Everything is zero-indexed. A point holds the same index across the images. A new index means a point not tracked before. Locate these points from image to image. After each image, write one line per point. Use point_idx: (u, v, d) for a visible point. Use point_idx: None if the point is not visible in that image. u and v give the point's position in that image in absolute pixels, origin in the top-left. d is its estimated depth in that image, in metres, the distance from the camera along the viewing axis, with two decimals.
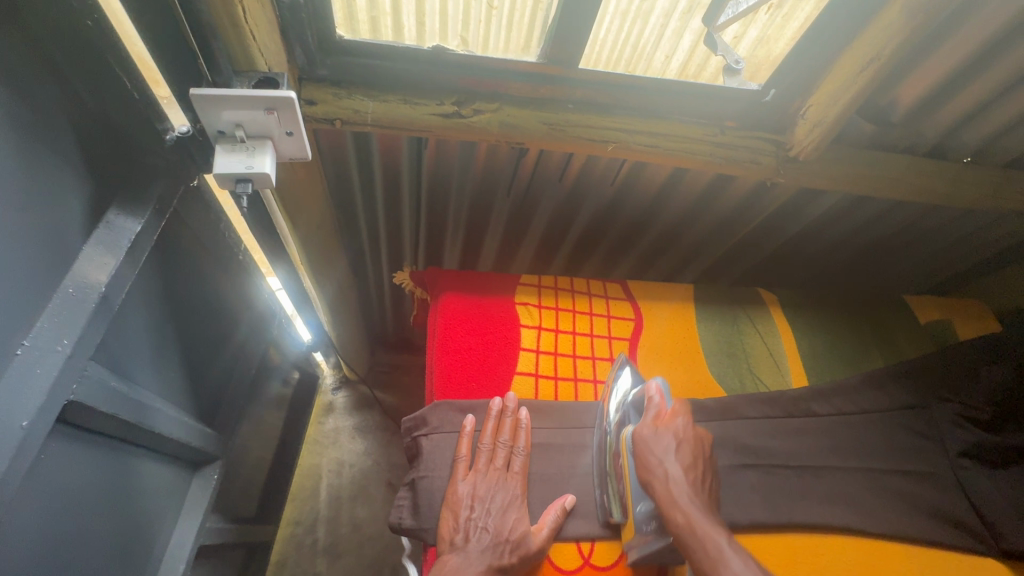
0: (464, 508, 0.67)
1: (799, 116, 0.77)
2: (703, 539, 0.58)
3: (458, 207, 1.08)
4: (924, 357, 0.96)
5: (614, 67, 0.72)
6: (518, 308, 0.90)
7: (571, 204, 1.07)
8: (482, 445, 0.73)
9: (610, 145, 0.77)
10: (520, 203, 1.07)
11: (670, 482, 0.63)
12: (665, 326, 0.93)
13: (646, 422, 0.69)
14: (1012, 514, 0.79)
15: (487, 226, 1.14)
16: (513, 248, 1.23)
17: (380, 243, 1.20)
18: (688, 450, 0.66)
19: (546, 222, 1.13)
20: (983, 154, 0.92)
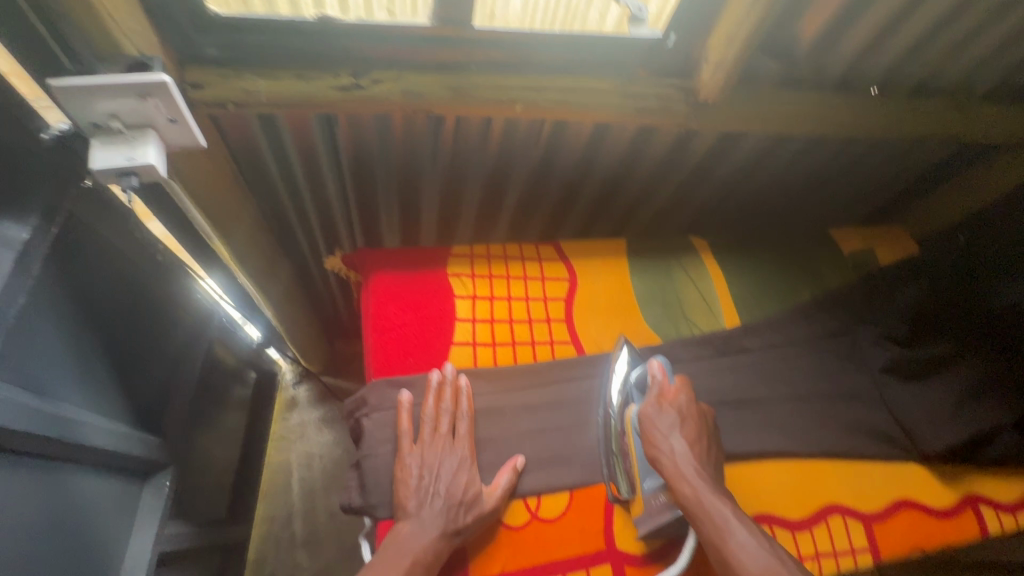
0: (414, 479, 0.68)
1: (702, 59, 0.78)
2: (710, 510, 0.63)
3: (386, 186, 1.06)
4: (848, 285, 1.01)
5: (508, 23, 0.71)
6: (451, 279, 0.89)
7: (500, 171, 1.06)
8: (425, 414, 0.72)
9: (519, 104, 0.75)
10: (448, 175, 1.05)
11: (677, 457, 0.68)
12: (600, 283, 0.94)
13: (652, 399, 0.74)
14: (927, 421, 0.86)
15: (420, 201, 1.12)
16: (452, 223, 1.21)
17: (313, 231, 1.17)
18: (692, 425, 0.71)
19: (480, 193, 1.12)
20: (888, 83, 0.95)
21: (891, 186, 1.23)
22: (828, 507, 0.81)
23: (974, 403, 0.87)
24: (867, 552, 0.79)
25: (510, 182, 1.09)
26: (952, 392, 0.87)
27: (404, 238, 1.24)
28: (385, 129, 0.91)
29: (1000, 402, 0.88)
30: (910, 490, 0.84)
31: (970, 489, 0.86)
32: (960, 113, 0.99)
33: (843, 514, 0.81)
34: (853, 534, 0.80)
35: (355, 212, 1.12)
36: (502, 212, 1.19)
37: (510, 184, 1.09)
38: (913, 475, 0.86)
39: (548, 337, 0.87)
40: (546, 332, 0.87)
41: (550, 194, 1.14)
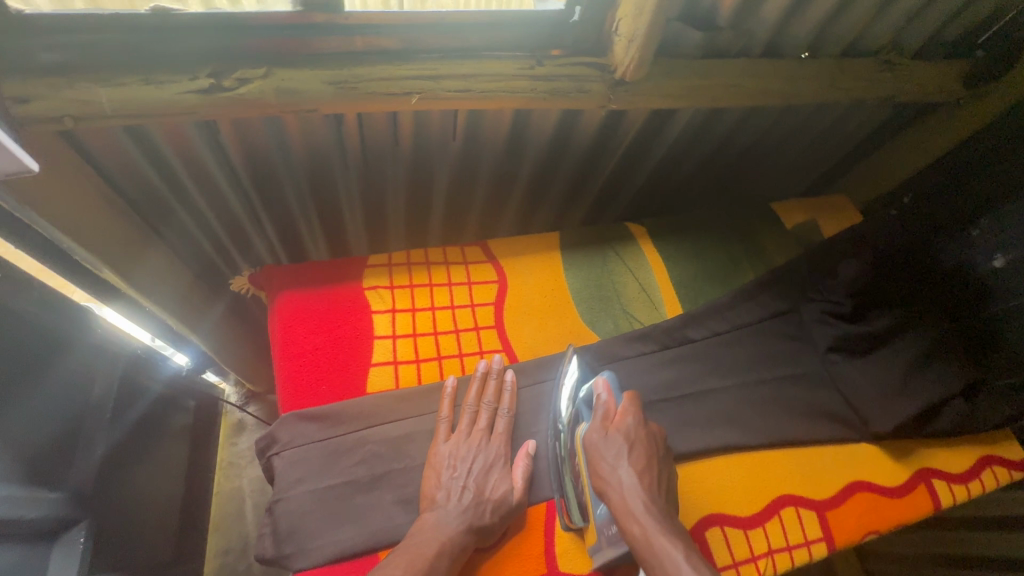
0: (445, 469, 0.67)
1: (613, 34, 0.71)
2: (656, 550, 0.57)
3: (298, 198, 0.96)
4: (790, 261, 0.97)
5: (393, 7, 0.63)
6: (367, 293, 0.82)
7: (422, 170, 0.98)
8: (467, 405, 0.73)
9: (414, 96, 0.68)
10: (365, 179, 0.96)
11: (624, 490, 0.62)
12: (533, 282, 0.88)
13: (598, 425, 0.69)
14: (875, 398, 0.83)
15: (340, 211, 1.03)
16: (381, 230, 1.12)
17: (227, 253, 1.06)
18: (641, 451, 0.66)
19: (403, 195, 1.03)
20: (817, 47, 0.90)
21: (834, 152, 1.19)
22: (780, 499, 0.78)
23: (921, 374, 0.85)
24: (821, 541, 0.76)
25: (434, 181, 1.01)
26: (899, 366, 0.84)
27: (332, 250, 1.15)
28: (280, 134, 0.81)
29: (946, 371, 0.86)
30: (863, 471, 0.82)
31: (922, 463, 0.84)
32: (894, 73, 0.95)
33: (796, 505, 0.78)
34: (807, 524, 0.77)
35: (270, 229, 1.02)
36: (433, 213, 1.11)
37: (436, 183, 1.02)
38: (865, 455, 0.84)
39: (477, 347, 0.81)
40: (474, 342, 0.81)
41: (481, 190, 1.06)
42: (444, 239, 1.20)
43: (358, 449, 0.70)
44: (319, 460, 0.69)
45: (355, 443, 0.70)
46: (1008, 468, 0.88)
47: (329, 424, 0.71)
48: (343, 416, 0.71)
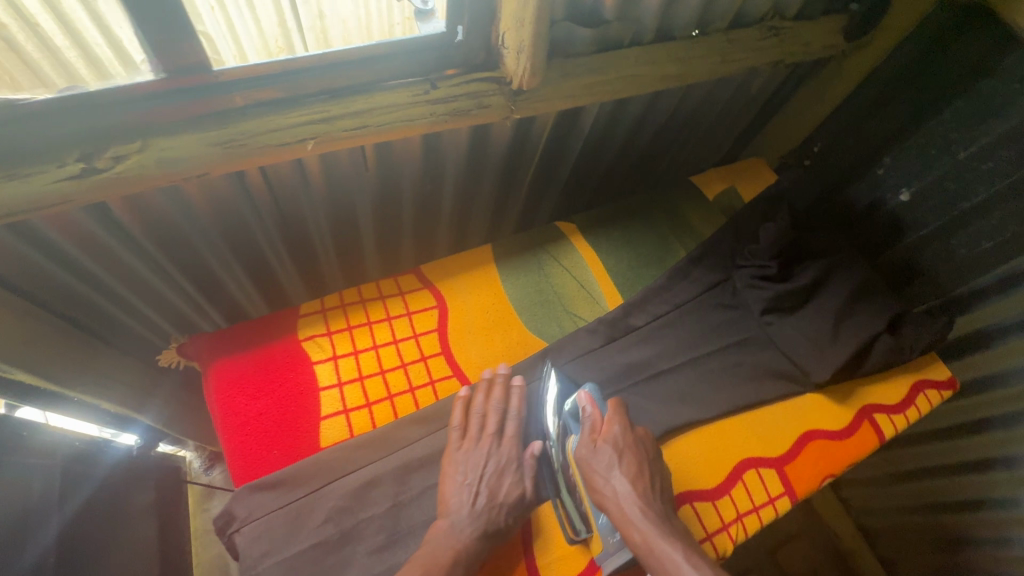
0: (457, 476, 0.69)
1: (502, 47, 0.71)
2: (659, 554, 0.62)
3: (219, 259, 0.92)
4: (716, 234, 1.01)
5: (258, 45, 0.61)
6: (306, 345, 0.79)
7: (342, 207, 0.94)
8: (476, 411, 0.74)
9: (309, 142, 0.66)
10: (285, 227, 0.92)
11: (620, 501, 0.67)
12: (472, 300, 0.87)
13: (587, 438, 0.73)
14: (812, 351, 0.88)
15: (266, 262, 0.99)
16: (314, 271, 1.09)
17: (154, 327, 1.00)
18: (630, 457, 0.70)
19: (330, 235, 1.00)
20: (705, 23, 0.92)
21: (742, 117, 1.23)
22: (741, 464, 0.81)
23: (849, 319, 0.89)
24: (785, 496, 0.80)
25: (359, 216, 0.98)
26: (827, 315, 0.89)
27: (269, 301, 1.10)
28: (182, 201, 0.77)
29: (872, 311, 0.91)
30: (811, 422, 0.86)
31: (863, 401, 0.89)
32: (778, 39, 0.99)
33: (756, 467, 0.81)
34: (769, 482, 0.81)
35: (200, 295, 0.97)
36: (366, 246, 1.08)
37: (360, 217, 0.99)
38: (812, 404, 0.88)
39: (426, 378, 0.79)
40: (423, 373, 0.80)
41: (408, 215, 1.04)
42: (382, 266, 1.16)
43: (319, 508, 0.68)
44: (282, 528, 0.67)
45: (316, 502, 0.68)
46: (940, 389, 0.93)
47: (287, 489, 0.69)
48: (300, 478, 0.69)
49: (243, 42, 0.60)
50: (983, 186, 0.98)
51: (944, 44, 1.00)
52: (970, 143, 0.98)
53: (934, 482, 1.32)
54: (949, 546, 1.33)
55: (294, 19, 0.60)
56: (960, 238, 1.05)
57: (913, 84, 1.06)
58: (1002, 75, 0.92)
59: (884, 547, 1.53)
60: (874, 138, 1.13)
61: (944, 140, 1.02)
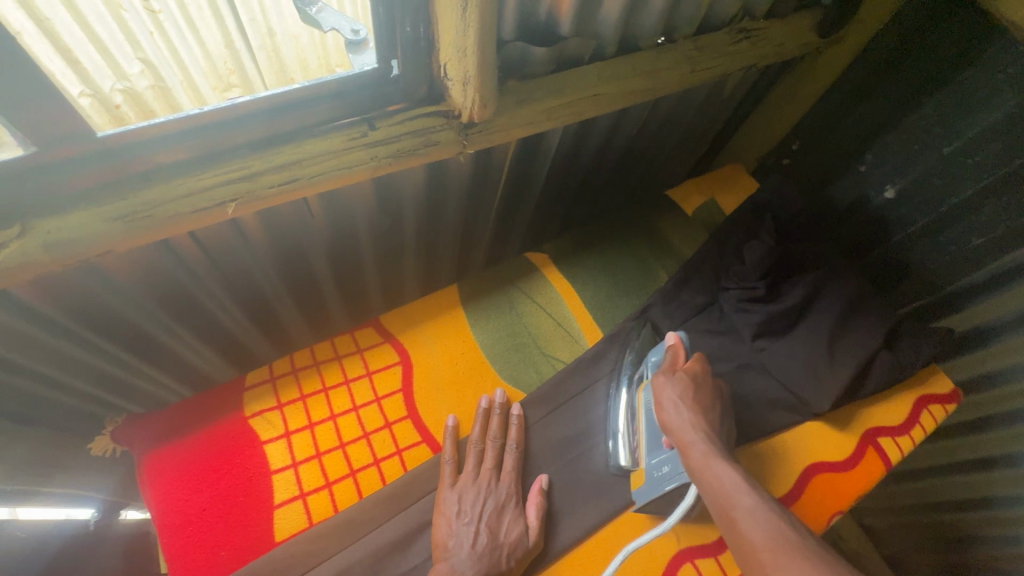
0: (455, 514, 0.66)
1: (445, 79, 0.63)
2: (717, 473, 0.59)
3: (165, 328, 0.83)
4: (697, 254, 0.94)
5: (205, 69, 0.61)
6: (253, 422, 0.71)
7: (292, 256, 0.86)
8: (471, 446, 0.71)
9: (229, 205, 0.57)
10: (234, 287, 0.84)
11: (682, 421, 0.64)
12: (439, 352, 0.80)
13: (666, 367, 0.71)
14: (808, 377, 0.82)
15: (217, 324, 0.90)
16: (272, 325, 1.00)
17: (103, 407, 0.91)
18: (704, 393, 0.67)
19: (286, 287, 0.92)
20: (670, 30, 0.85)
21: (716, 122, 1.18)
22: None
23: (844, 337, 0.84)
24: None
25: (314, 264, 0.91)
26: (822, 336, 0.83)
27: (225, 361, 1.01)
28: (102, 273, 0.68)
29: (867, 326, 0.85)
30: (813, 454, 0.81)
31: (866, 425, 0.84)
32: (749, 41, 0.92)
33: None
34: None
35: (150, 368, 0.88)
36: (327, 292, 1.00)
37: (317, 265, 0.91)
38: (813, 434, 0.82)
39: (392, 448, 0.72)
40: (389, 442, 0.72)
41: (370, 256, 0.97)
42: (346, 308, 1.08)
43: None
44: None
45: None
46: (944, 404, 0.88)
47: None
48: None
49: (190, 67, 0.60)
50: (971, 181, 0.93)
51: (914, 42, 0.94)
52: (955, 137, 0.93)
53: (934, 483, 1.28)
54: (955, 545, 1.29)
55: (242, 38, 0.61)
56: (949, 235, 1.00)
57: (890, 77, 0.99)
58: (984, 64, 0.87)
59: (888, 545, 1.49)
60: (855, 134, 1.08)
61: (928, 133, 0.97)
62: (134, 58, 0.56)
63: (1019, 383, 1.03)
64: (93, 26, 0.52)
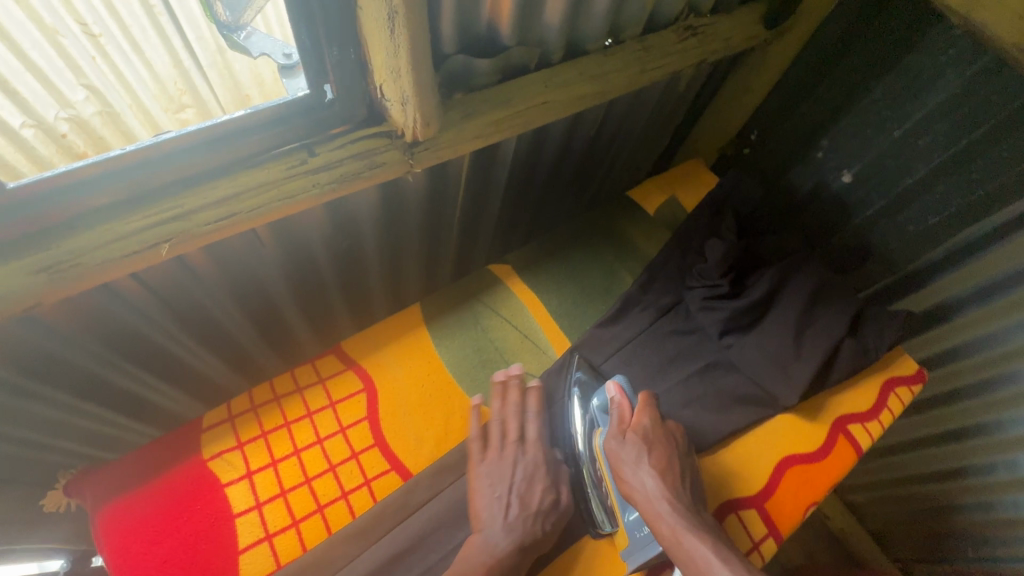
0: (489, 483, 0.67)
1: (383, 99, 0.61)
2: (689, 550, 0.61)
3: (120, 372, 0.79)
4: (661, 254, 0.94)
5: (155, 91, 0.60)
6: (212, 465, 0.68)
7: (249, 286, 0.83)
8: (493, 421, 0.73)
9: (164, 246, 0.55)
10: (192, 324, 0.81)
11: (648, 492, 0.66)
12: (404, 376, 0.78)
13: (616, 430, 0.72)
14: (777, 370, 0.82)
15: (178, 363, 0.86)
16: (238, 358, 0.96)
17: (64, 459, 0.87)
18: (659, 451, 0.69)
19: (247, 317, 0.89)
20: (617, 31, 0.85)
21: (673, 117, 1.18)
22: (719, 510, 0.76)
23: (810, 327, 0.84)
24: (770, 538, 0.75)
25: (274, 292, 0.88)
26: (787, 328, 0.83)
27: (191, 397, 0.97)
28: (42, 324, 0.64)
29: (831, 313, 0.85)
30: (785, 446, 0.81)
31: (837, 413, 0.85)
32: (696, 39, 0.92)
33: (735, 511, 0.77)
34: (751, 525, 0.76)
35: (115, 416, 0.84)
36: (291, 318, 0.97)
37: (277, 292, 0.88)
38: (786, 427, 0.83)
39: (360, 479, 0.70)
40: (356, 473, 0.70)
41: (331, 277, 0.94)
42: (313, 332, 1.05)
43: None
44: None
45: None
46: (912, 385, 0.89)
47: None
48: None
49: (137, 89, 0.59)
50: (923, 161, 0.94)
51: (857, 33, 0.94)
52: (905, 119, 0.94)
53: (908, 455, 1.31)
54: (934, 515, 1.31)
55: (190, 57, 0.60)
56: (907, 215, 1.01)
57: (839, 65, 0.99)
58: (928, 47, 0.86)
59: (872, 520, 1.51)
60: (809, 121, 1.09)
61: (878, 117, 0.97)
62: (76, 85, 0.54)
63: (982, 355, 1.05)
64: (30, 54, 0.50)
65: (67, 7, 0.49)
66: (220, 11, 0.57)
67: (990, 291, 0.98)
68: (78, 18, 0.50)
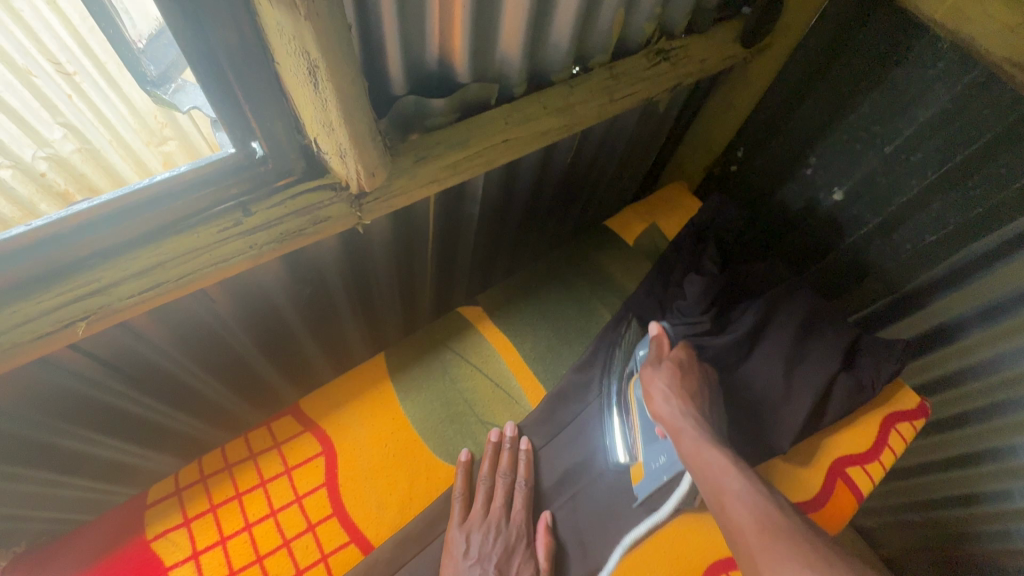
0: (462, 555, 0.68)
1: (320, 152, 0.58)
2: (707, 460, 0.61)
3: (76, 444, 0.74)
4: (639, 288, 0.89)
5: (135, 125, 0.60)
6: (158, 545, 0.68)
7: (212, 345, 0.78)
8: (479, 483, 0.74)
9: (81, 324, 0.51)
10: (151, 389, 0.76)
11: (672, 409, 0.68)
12: (367, 436, 0.77)
13: (652, 358, 0.76)
14: (766, 414, 0.76)
15: (140, 432, 0.80)
16: (211, 421, 0.90)
17: None
18: (691, 378, 0.71)
19: (214, 376, 0.84)
20: (584, 59, 0.80)
21: (655, 139, 1.13)
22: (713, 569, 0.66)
23: (800, 364, 0.78)
24: None
25: (240, 347, 0.83)
26: (776, 367, 0.78)
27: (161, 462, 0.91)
28: None
29: (822, 349, 0.79)
30: None
31: (833, 456, 0.79)
32: (669, 62, 0.87)
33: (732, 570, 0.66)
34: None
35: (74, 487, 0.79)
36: (263, 372, 0.92)
37: (242, 347, 0.83)
38: (778, 474, 0.77)
39: (316, 554, 0.69)
40: (312, 548, 0.69)
41: (300, 326, 0.89)
42: (289, 381, 1.00)
43: None
44: None
45: None
46: (913, 421, 0.83)
47: None
48: None
49: (116, 125, 0.58)
50: (916, 178, 0.89)
51: (837, 49, 0.88)
52: (895, 137, 0.88)
53: (917, 480, 1.24)
54: (946, 543, 1.24)
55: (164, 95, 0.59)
56: (901, 234, 0.96)
57: (821, 82, 0.93)
58: (913, 63, 0.81)
59: (884, 545, 1.44)
60: (794, 140, 1.03)
61: (867, 135, 0.92)
62: (53, 123, 0.54)
63: (990, 378, 0.99)
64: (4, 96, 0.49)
65: (40, 47, 0.48)
66: (145, 67, 0.54)
67: (995, 311, 0.91)
68: (51, 57, 0.50)
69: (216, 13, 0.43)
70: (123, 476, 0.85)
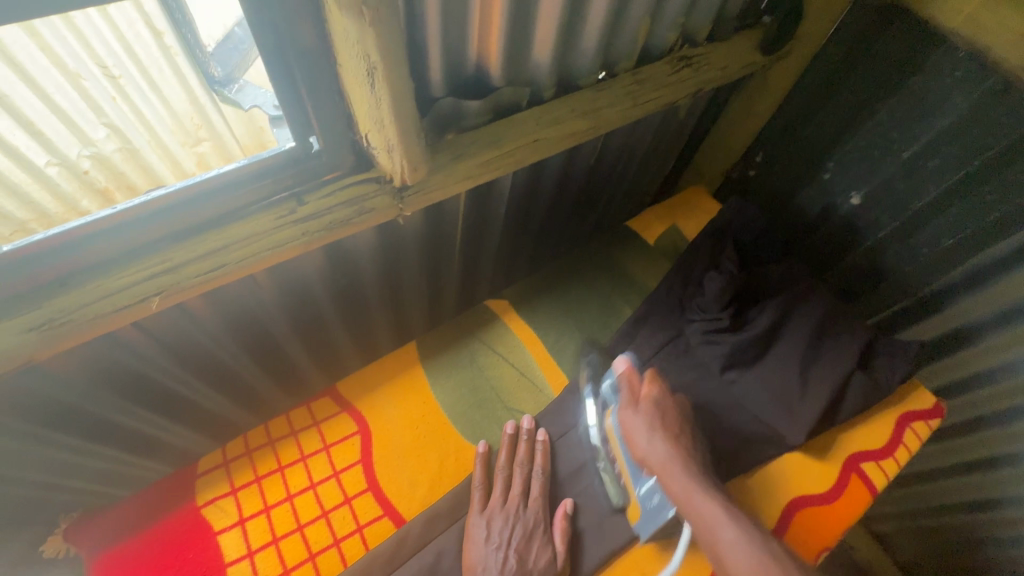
0: (484, 540, 0.71)
1: (370, 147, 0.63)
2: (701, 510, 0.63)
3: (127, 417, 0.79)
4: (658, 285, 0.93)
5: (172, 126, 0.61)
6: (208, 511, 0.75)
7: (254, 329, 0.83)
8: (497, 471, 0.77)
9: (154, 298, 0.56)
10: (198, 368, 0.81)
11: (659, 456, 0.68)
12: (399, 416, 0.83)
13: (628, 400, 0.75)
14: (782, 408, 0.79)
15: (185, 410, 0.85)
16: (248, 403, 0.95)
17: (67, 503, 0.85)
18: (670, 419, 0.71)
19: (253, 359, 0.88)
20: (610, 64, 0.84)
21: (675, 143, 1.16)
22: None
23: (816, 361, 0.81)
24: None
25: (278, 333, 0.87)
26: (792, 363, 0.80)
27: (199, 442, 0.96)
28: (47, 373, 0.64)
29: (838, 347, 0.82)
30: (794, 488, 0.78)
31: (849, 451, 0.81)
32: (691, 68, 0.90)
33: None
34: None
35: (125, 458, 0.84)
36: (297, 358, 0.96)
37: (281, 333, 0.88)
38: (794, 467, 0.80)
39: (352, 525, 0.74)
40: (348, 519, 0.74)
41: (333, 315, 0.94)
42: (319, 369, 1.04)
43: None
44: None
45: None
46: (928, 420, 0.85)
47: None
48: None
49: (157, 127, 0.60)
50: (934, 182, 0.91)
51: (856, 56, 0.91)
52: (912, 142, 0.91)
53: (934, 485, 1.25)
54: (963, 550, 1.24)
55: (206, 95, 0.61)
56: (919, 238, 0.97)
57: (839, 88, 0.96)
58: (931, 70, 0.83)
59: (900, 552, 1.43)
60: (813, 145, 1.06)
61: (885, 140, 0.94)
62: (97, 124, 0.56)
63: (1008, 382, 1.00)
64: (53, 96, 0.51)
65: (87, 51, 0.51)
66: (212, 69, 0.60)
67: (1012, 317, 0.93)
68: (99, 60, 0.52)
69: (289, 16, 0.48)
70: (167, 451, 0.89)
